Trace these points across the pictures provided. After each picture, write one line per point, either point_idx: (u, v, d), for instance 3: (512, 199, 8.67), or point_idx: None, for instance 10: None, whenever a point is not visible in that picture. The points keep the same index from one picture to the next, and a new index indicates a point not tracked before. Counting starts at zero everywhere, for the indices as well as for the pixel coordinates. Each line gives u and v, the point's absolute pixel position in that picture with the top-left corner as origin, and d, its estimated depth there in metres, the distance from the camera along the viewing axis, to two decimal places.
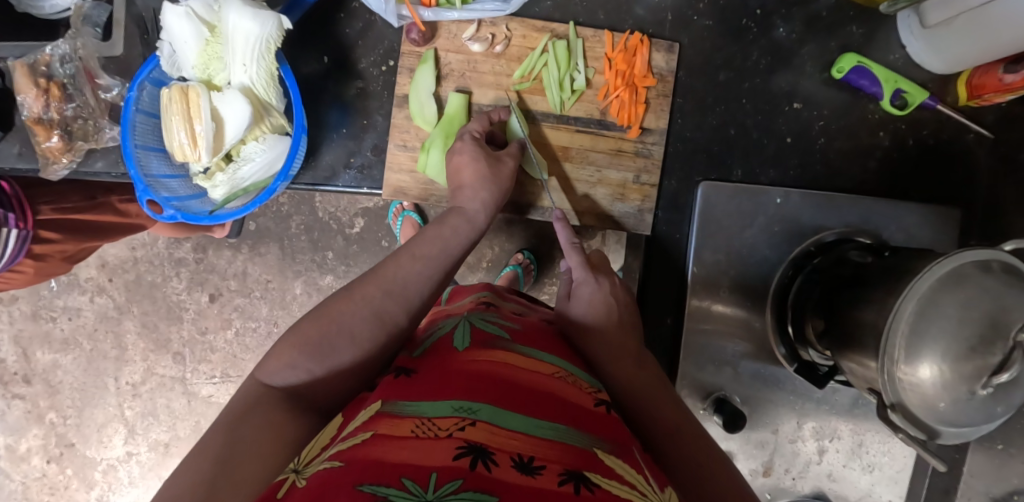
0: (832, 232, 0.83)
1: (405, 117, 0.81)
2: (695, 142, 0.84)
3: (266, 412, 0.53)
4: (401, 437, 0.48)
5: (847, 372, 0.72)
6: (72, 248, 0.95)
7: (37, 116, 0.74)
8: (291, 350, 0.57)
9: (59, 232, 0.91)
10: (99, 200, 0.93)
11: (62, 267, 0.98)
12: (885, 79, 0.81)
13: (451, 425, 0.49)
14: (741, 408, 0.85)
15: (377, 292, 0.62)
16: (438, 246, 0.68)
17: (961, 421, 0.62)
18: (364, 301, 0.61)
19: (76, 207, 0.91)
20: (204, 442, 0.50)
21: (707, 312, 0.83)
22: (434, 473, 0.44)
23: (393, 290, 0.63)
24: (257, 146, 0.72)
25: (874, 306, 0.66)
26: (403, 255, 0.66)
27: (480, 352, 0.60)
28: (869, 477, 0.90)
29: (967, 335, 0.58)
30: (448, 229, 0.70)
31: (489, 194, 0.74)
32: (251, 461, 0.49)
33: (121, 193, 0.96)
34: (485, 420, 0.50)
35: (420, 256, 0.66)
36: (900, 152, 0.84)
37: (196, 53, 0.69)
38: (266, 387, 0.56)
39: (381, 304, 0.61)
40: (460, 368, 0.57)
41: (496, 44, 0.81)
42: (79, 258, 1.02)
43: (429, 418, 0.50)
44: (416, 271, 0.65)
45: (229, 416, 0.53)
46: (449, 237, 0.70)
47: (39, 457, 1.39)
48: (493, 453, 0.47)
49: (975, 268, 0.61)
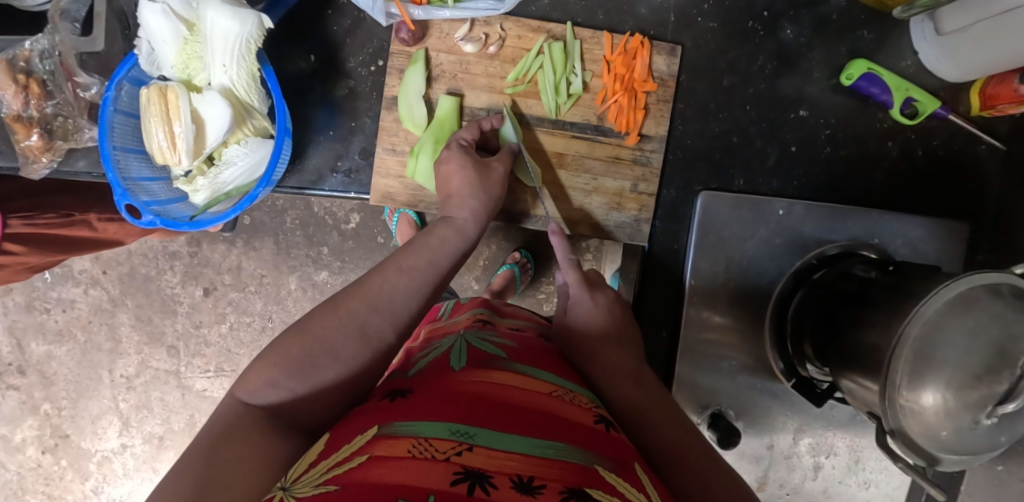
0: (835, 246, 0.79)
1: (395, 119, 0.78)
2: (695, 149, 0.81)
3: (246, 433, 0.51)
4: (397, 458, 0.47)
5: (846, 392, 0.69)
6: (36, 261, 0.84)
7: (17, 113, 0.71)
8: (272, 369, 0.55)
9: (21, 246, 0.79)
10: (75, 217, 0.81)
11: (23, 275, 0.88)
12: (896, 86, 0.77)
13: (448, 447, 0.48)
14: (736, 423, 0.83)
15: (362, 307, 0.60)
16: (425, 257, 0.66)
17: (964, 451, 0.59)
18: (348, 317, 0.59)
19: (48, 223, 0.79)
20: (181, 463, 0.48)
21: (704, 325, 0.81)
22: (432, 496, 0.43)
23: (378, 305, 0.61)
24: (239, 148, 0.70)
25: (878, 328, 0.63)
26: (389, 267, 0.64)
27: (476, 372, 0.58)
28: (865, 493, 0.88)
29: (973, 363, 0.56)
30: (436, 239, 0.68)
31: (478, 203, 0.72)
32: (231, 482, 0.47)
33: (102, 209, 0.84)
34: (483, 444, 0.49)
35: (407, 268, 0.64)
36: (909, 163, 0.81)
37: (174, 52, 0.67)
38: (247, 406, 0.54)
39: (365, 320, 0.59)
40: (457, 388, 0.55)
41: (490, 45, 0.78)
42: (46, 266, 0.92)
43: (426, 438, 0.49)
44: (403, 284, 0.63)
45: (208, 437, 0.50)
46: (438, 249, 0.67)
47: (34, 447, 1.39)
48: (491, 476, 0.46)
49: (985, 292, 0.58)
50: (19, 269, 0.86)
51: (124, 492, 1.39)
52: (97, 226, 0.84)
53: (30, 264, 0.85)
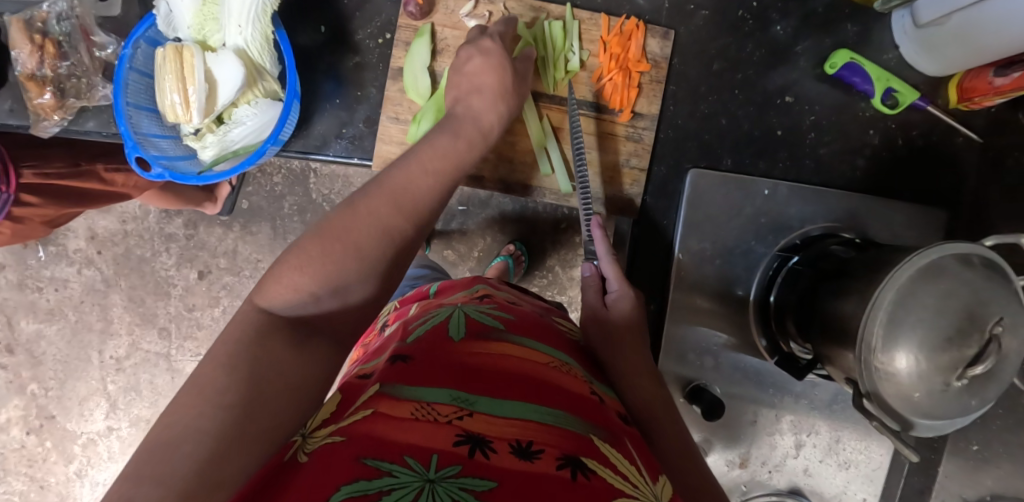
0: (817, 227, 0.83)
1: (399, 89, 0.82)
2: (686, 129, 0.85)
3: (270, 346, 0.52)
4: (401, 418, 0.48)
5: (827, 363, 0.72)
6: (53, 212, 0.92)
7: (31, 71, 0.74)
8: (294, 272, 0.55)
9: (38, 198, 0.87)
10: (83, 167, 0.88)
11: (40, 232, 0.95)
12: (877, 77, 0.81)
13: (449, 412, 0.50)
14: (720, 398, 0.85)
15: (387, 207, 0.60)
16: (448, 161, 0.66)
17: (936, 415, 0.61)
18: (372, 215, 0.59)
19: (60, 173, 0.86)
20: (200, 377, 0.48)
21: (691, 300, 0.84)
22: (434, 456, 0.45)
23: (401, 203, 0.61)
24: (249, 109, 0.73)
25: (855, 296, 0.66)
26: (408, 162, 0.64)
27: (476, 343, 0.60)
28: (845, 474, 0.89)
29: (944, 325, 0.59)
30: (464, 144, 0.69)
31: (502, 109, 0.74)
32: (268, 401, 0.49)
33: (109, 161, 0.91)
34: (483, 412, 0.51)
35: (433, 173, 0.65)
36: (889, 152, 0.85)
37: (192, 12, 0.71)
38: (264, 311, 0.54)
39: (389, 221, 0.60)
40: (458, 358, 0.57)
41: (492, 22, 0.82)
42: (61, 223, 1.00)
43: (428, 403, 0.51)
44: (428, 186, 0.64)
45: (233, 346, 0.51)
46: (461, 150, 0.68)
47: (19, 427, 1.38)
48: (491, 441, 0.48)
49: (956, 261, 0.61)
50: (39, 223, 0.93)
51: (108, 475, 1.38)
52: (105, 178, 0.90)
53: (49, 217, 0.93)
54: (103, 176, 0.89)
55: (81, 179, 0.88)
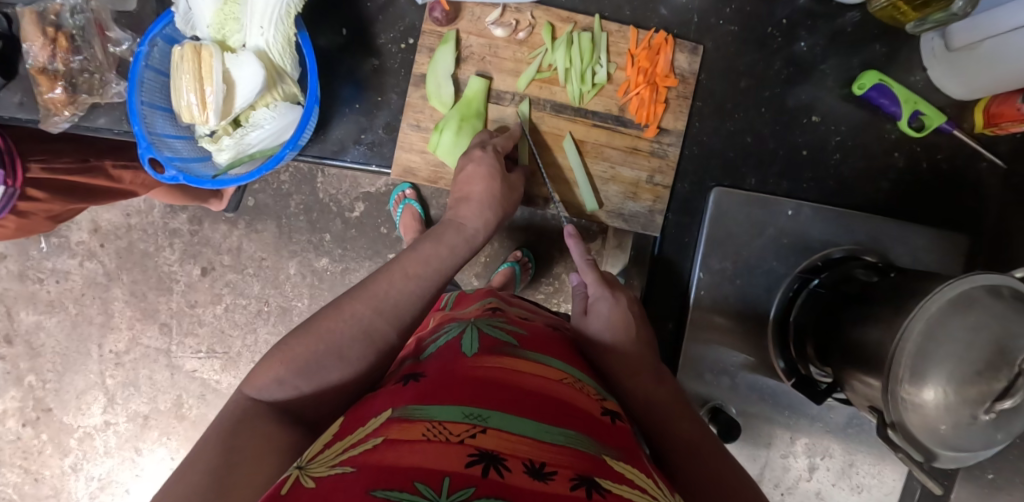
0: (840, 249, 0.81)
1: (421, 96, 0.81)
2: (710, 146, 0.83)
3: (253, 429, 0.52)
4: (412, 441, 0.47)
5: (848, 390, 0.70)
6: (58, 207, 0.90)
7: (42, 65, 0.72)
8: (276, 365, 0.56)
9: (43, 193, 0.85)
10: (92, 163, 0.86)
11: (45, 226, 0.94)
12: (905, 99, 0.80)
13: (462, 431, 0.48)
14: (736, 419, 0.84)
15: (367, 311, 0.60)
16: (430, 265, 0.66)
17: (961, 447, 0.60)
18: (353, 319, 0.59)
19: (67, 169, 0.84)
20: (192, 457, 0.49)
21: (709, 321, 0.83)
22: (446, 478, 0.44)
23: (382, 308, 0.61)
24: (268, 112, 0.71)
25: (880, 325, 0.64)
26: (390, 269, 0.64)
27: (488, 358, 0.58)
28: (857, 498, 0.89)
29: (974, 358, 0.58)
30: (445, 250, 0.69)
31: (493, 215, 0.74)
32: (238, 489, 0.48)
33: (116, 157, 0.89)
34: (496, 427, 0.49)
35: (413, 276, 0.64)
36: (913, 175, 0.83)
37: (212, 12, 0.69)
38: (250, 400, 0.55)
39: (370, 323, 0.60)
40: (469, 374, 0.55)
41: (519, 31, 0.81)
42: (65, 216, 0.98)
43: (440, 422, 0.49)
44: (408, 291, 0.63)
45: (218, 433, 0.51)
46: (446, 256, 0.68)
47: (14, 419, 1.36)
48: (505, 459, 0.46)
49: (985, 292, 0.60)
50: (43, 218, 0.92)
51: (104, 470, 1.36)
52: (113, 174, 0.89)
53: (53, 211, 0.91)
54: (111, 172, 0.88)
55: (89, 175, 0.86)
